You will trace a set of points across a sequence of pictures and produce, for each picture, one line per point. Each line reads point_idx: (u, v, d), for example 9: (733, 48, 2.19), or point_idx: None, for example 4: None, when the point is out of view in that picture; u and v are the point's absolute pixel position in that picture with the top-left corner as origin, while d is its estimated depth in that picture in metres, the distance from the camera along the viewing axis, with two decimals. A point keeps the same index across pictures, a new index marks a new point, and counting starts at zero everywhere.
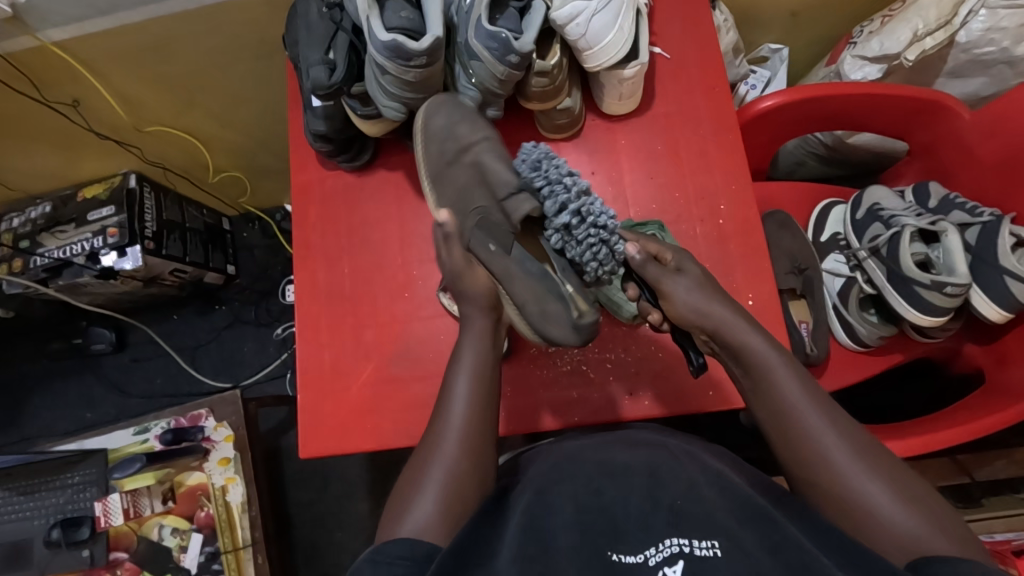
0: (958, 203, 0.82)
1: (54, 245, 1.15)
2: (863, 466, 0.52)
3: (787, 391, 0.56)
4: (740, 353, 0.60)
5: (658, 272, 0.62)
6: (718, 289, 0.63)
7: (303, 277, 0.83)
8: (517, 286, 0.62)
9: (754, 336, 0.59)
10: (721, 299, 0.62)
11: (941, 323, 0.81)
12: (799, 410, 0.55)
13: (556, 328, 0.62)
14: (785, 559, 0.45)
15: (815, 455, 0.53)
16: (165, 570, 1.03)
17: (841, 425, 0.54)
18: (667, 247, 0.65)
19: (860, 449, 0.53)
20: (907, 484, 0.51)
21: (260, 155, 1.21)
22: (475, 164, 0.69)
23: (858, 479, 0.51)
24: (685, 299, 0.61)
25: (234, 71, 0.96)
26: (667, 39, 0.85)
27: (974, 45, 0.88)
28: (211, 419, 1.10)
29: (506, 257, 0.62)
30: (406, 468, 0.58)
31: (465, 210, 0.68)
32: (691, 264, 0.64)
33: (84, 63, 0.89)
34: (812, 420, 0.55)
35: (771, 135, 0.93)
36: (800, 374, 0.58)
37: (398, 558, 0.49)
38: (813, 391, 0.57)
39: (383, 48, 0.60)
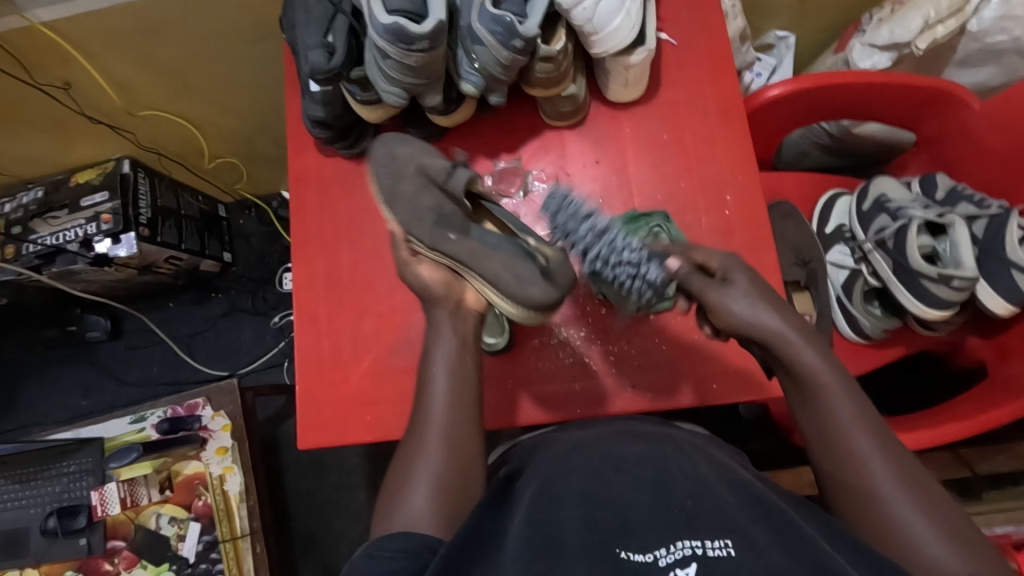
0: (965, 195, 0.82)
1: (47, 231, 1.13)
2: (905, 492, 0.50)
3: (835, 407, 0.54)
4: (790, 366, 0.56)
5: (702, 284, 0.60)
6: (773, 297, 0.58)
7: (301, 267, 0.82)
8: (484, 262, 0.61)
9: (807, 351, 0.55)
10: (774, 308, 0.57)
11: (946, 317, 0.80)
12: (847, 431, 0.53)
13: (536, 286, 0.60)
14: (807, 562, 0.44)
15: (855, 474, 0.52)
16: (162, 559, 1.03)
17: (885, 448, 0.52)
18: (716, 253, 0.61)
19: (903, 475, 0.51)
20: (948, 513, 0.49)
21: (257, 141, 1.19)
22: (417, 164, 0.67)
23: (901, 511, 0.49)
24: (733, 313, 0.57)
25: (230, 54, 0.93)
26: (673, 25, 0.83)
27: (986, 34, 0.87)
28: (207, 409, 1.09)
29: (469, 240, 0.62)
30: (399, 453, 0.58)
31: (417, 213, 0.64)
32: (739, 275, 0.59)
33: (75, 45, 0.87)
34: (858, 441, 0.53)
35: (777, 124, 0.92)
36: (855, 393, 0.54)
37: (395, 555, 0.49)
38: (863, 410, 0.54)
39: (383, 32, 0.58)
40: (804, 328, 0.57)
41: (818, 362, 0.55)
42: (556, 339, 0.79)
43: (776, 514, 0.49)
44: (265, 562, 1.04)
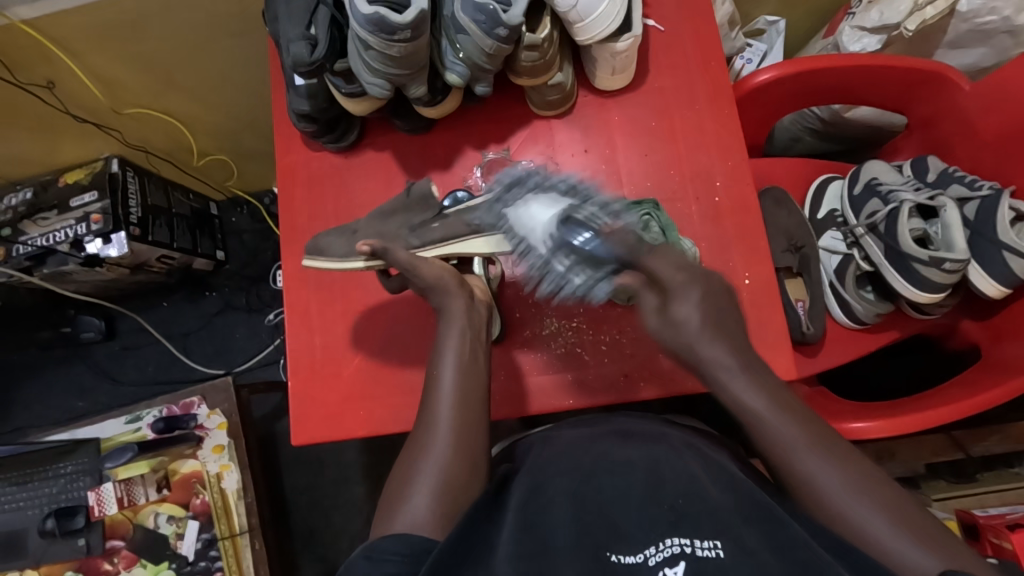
0: (957, 176, 0.81)
1: (37, 232, 1.12)
2: (860, 495, 0.50)
3: (775, 429, 0.52)
4: (722, 397, 0.55)
5: (650, 306, 0.55)
6: (718, 322, 0.54)
7: (291, 263, 0.82)
8: (480, 214, 0.69)
9: (740, 384, 0.53)
10: (715, 338, 0.53)
11: (938, 300, 0.80)
12: (794, 453, 0.52)
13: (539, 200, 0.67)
14: (794, 561, 0.44)
15: (810, 488, 0.51)
16: (161, 558, 1.03)
17: (835, 454, 0.51)
18: (665, 263, 0.54)
19: (857, 477, 0.50)
20: (899, 506, 0.49)
21: (245, 137, 1.19)
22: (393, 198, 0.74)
23: (862, 516, 0.49)
24: (688, 329, 0.53)
25: (215, 49, 0.92)
26: (661, 11, 0.82)
27: (975, 14, 0.86)
28: (203, 407, 1.08)
29: (454, 217, 0.70)
30: (401, 455, 0.58)
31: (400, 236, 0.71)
32: (684, 296, 0.53)
33: (57, 44, 0.86)
34: (809, 461, 0.51)
35: (768, 109, 0.91)
36: (795, 411, 0.53)
37: (394, 556, 0.48)
38: (804, 424, 0.52)
39: (365, 23, 0.58)
40: (739, 352, 0.54)
41: (756, 395, 0.53)
42: (548, 330, 0.79)
43: (771, 511, 0.49)
44: (264, 558, 1.04)
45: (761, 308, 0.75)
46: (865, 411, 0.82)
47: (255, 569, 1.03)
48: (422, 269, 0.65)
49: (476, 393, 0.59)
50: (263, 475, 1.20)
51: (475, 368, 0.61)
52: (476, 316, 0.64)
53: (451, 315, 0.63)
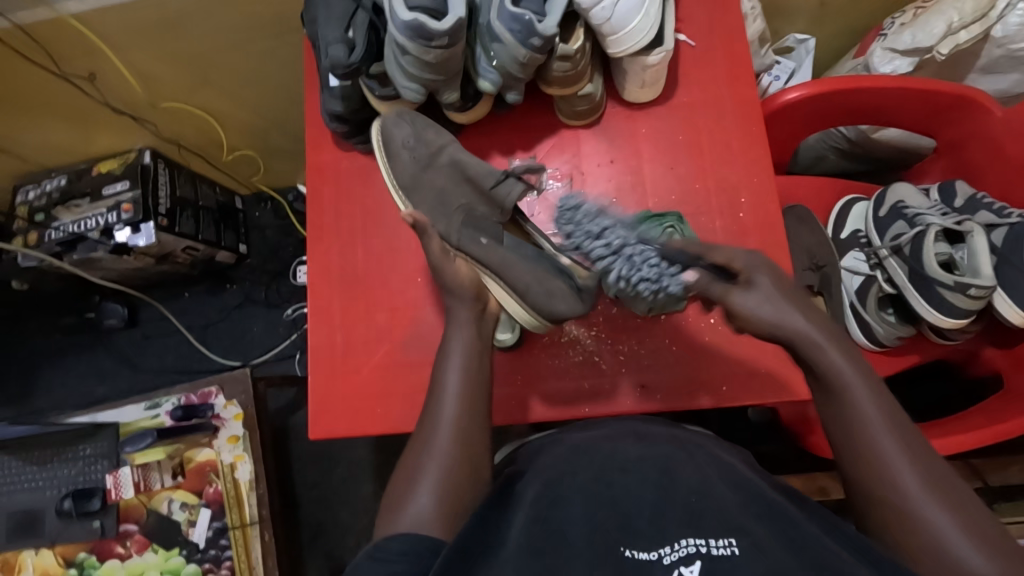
0: (985, 203, 0.81)
1: (69, 219, 1.15)
2: (934, 499, 0.49)
3: (857, 397, 0.54)
4: (812, 364, 0.56)
5: (724, 288, 0.59)
6: (797, 297, 0.58)
7: (316, 260, 0.83)
8: (514, 271, 0.66)
9: (834, 354, 0.56)
10: (803, 313, 0.57)
11: (962, 325, 0.79)
12: (873, 434, 0.53)
13: (564, 303, 0.67)
14: (808, 559, 0.44)
15: (879, 475, 0.51)
16: (173, 544, 1.04)
17: (916, 452, 0.51)
18: (736, 252, 0.58)
19: (931, 473, 0.50)
20: (971, 507, 0.48)
21: (275, 134, 1.21)
22: (452, 161, 0.72)
23: (927, 516, 0.48)
24: (757, 311, 0.57)
25: (251, 48, 0.95)
26: (692, 26, 0.83)
27: (1011, 40, 0.85)
28: (221, 397, 1.10)
29: (500, 247, 0.68)
30: (407, 452, 0.58)
31: (448, 210, 0.71)
32: (762, 276, 0.58)
33: (101, 37, 0.88)
34: (884, 445, 0.52)
35: (796, 127, 0.91)
36: (883, 395, 0.54)
37: (398, 555, 0.49)
38: (890, 409, 0.54)
39: (404, 28, 0.59)
40: (831, 329, 0.57)
41: (858, 371, 0.55)
42: (566, 337, 0.79)
43: (783, 514, 0.49)
44: (273, 550, 1.05)
45: None
46: None
47: (263, 561, 1.04)
48: (447, 271, 0.64)
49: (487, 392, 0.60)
50: (275, 467, 1.21)
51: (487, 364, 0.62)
52: (484, 313, 0.65)
53: (456, 306, 0.65)
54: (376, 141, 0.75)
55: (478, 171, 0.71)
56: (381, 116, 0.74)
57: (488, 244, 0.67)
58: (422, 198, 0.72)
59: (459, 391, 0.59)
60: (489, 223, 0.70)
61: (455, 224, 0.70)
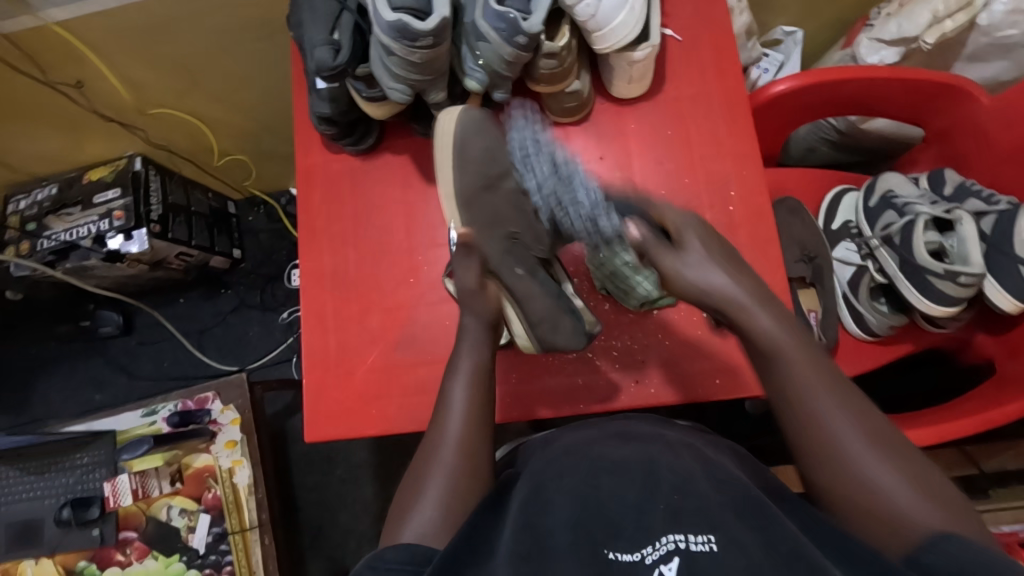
0: (973, 191, 0.81)
1: (61, 227, 1.14)
2: (868, 445, 0.50)
3: (793, 359, 0.55)
4: (746, 331, 0.58)
5: (665, 254, 0.60)
6: (737, 261, 0.62)
7: (308, 263, 0.83)
8: (535, 303, 0.65)
9: (761, 317, 0.57)
10: (725, 269, 0.59)
11: (953, 313, 0.80)
12: (810, 393, 0.54)
13: (562, 336, 0.67)
14: (781, 554, 0.45)
15: (822, 437, 0.52)
16: (173, 551, 1.04)
17: (858, 411, 0.52)
18: (675, 216, 0.62)
19: (873, 430, 0.51)
20: (911, 461, 0.50)
21: (265, 137, 1.21)
22: (514, 189, 0.67)
23: (866, 464, 0.50)
24: (691, 275, 0.59)
25: (240, 52, 0.95)
26: (678, 21, 0.83)
27: (996, 28, 0.86)
28: (218, 402, 1.09)
29: (534, 280, 0.66)
30: (410, 469, 0.59)
31: (496, 228, 0.65)
32: (693, 235, 0.60)
33: (88, 45, 0.88)
34: (822, 402, 0.53)
35: (784, 119, 0.91)
36: (810, 353, 0.56)
37: (399, 564, 0.49)
38: (822, 367, 0.55)
39: (388, 29, 0.59)
40: (756, 287, 0.60)
41: (791, 338, 0.57)
42: None
43: (760, 510, 0.50)
44: (273, 554, 1.05)
45: None
46: None
47: (263, 565, 1.04)
48: (474, 297, 0.65)
49: (476, 402, 0.61)
50: (273, 471, 1.21)
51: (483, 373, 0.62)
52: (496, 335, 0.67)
53: (467, 322, 0.66)
54: (444, 137, 0.68)
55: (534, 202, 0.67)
56: (455, 110, 0.69)
57: (525, 275, 0.65)
58: (472, 211, 0.66)
59: (462, 405, 0.60)
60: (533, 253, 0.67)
61: (499, 248, 0.65)
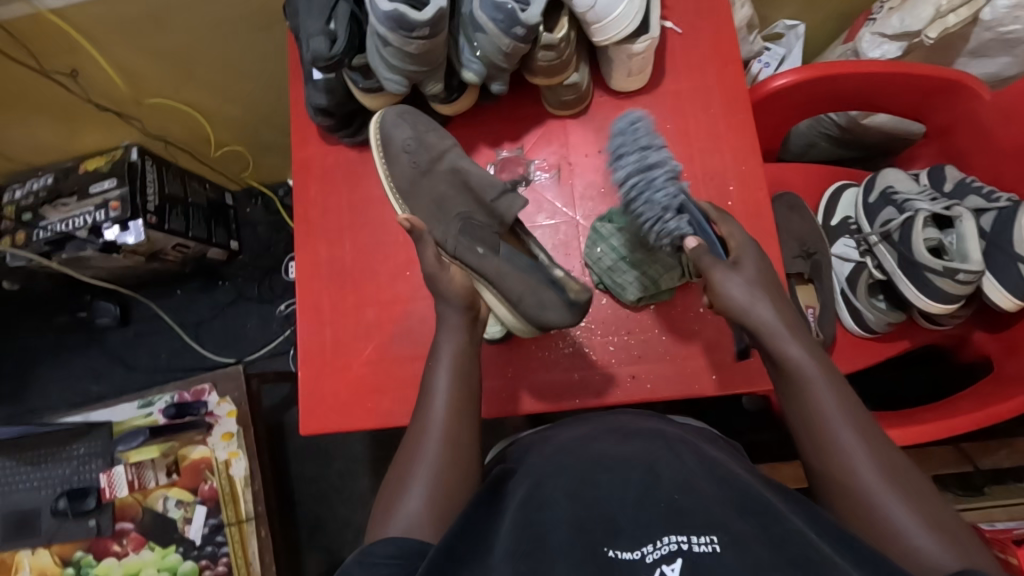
0: (974, 187, 0.80)
1: (57, 217, 1.14)
2: (888, 480, 0.51)
3: (825, 405, 0.55)
4: (775, 354, 0.58)
5: (714, 263, 0.59)
6: (771, 288, 0.59)
7: (304, 255, 0.82)
8: (509, 281, 0.67)
9: (792, 346, 0.57)
10: (767, 297, 0.58)
11: (951, 310, 0.79)
12: (831, 421, 0.54)
13: (553, 312, 0.66)
14: (788, 554, 0.44)
15: (853, 485, 0.52)
16: (169, 542, 1.04)
17: (895, 467, 0.52)
18: (736, 236, 0.62)
19: (910, 488, 0.51)
20: (945, 517, 0.50)
21: (262, 129, 1.20)
22: (452, 169, 0.71)
23: (884, 500, 0.50)
24: (733, 294, 0.58)
25: (236, 41, 0.94)
26: (679, 13, 0.82)
27: (999, 23, 0.85)
28: (214, 394, 1.10)
29: (497, 256, 0.68)
30: (394, 466, 0.58)
31: (447, 218, 0.71)
32: (750, 259, 0.60)
33: (83, 33, 0.87)
34: (843, 431, 0.54)
35: (784, 114, 0.91)
36: (836, 382, 0.56)
37: (386, 558, 0.49)
38: (847, 398, 0.55)
39: (385, 19, 0.58)
40: (790, 319, 0.58)
41: (828, 387, 0.56)
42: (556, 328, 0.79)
43: (762, 509, 0.50)
44: (270, 546, 1.06)
45: None
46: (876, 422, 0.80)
47: (260, 557, 1.04)
48: (441, 279, 0.62)
49: (463, 388, 0.60)
50: (270, 464, 1.21)
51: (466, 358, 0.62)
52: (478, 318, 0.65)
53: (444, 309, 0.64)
54: (375, 142, 0.73)
55: (479, 180, 0.70)
56: (379, 116, 0.73)
57: (485, 255, 0.68)
58: (419, 203, 0.72)
59: (449, 396, 0.60)
60: (487, 230, 0.69)
61: (451, 232, 0.70)
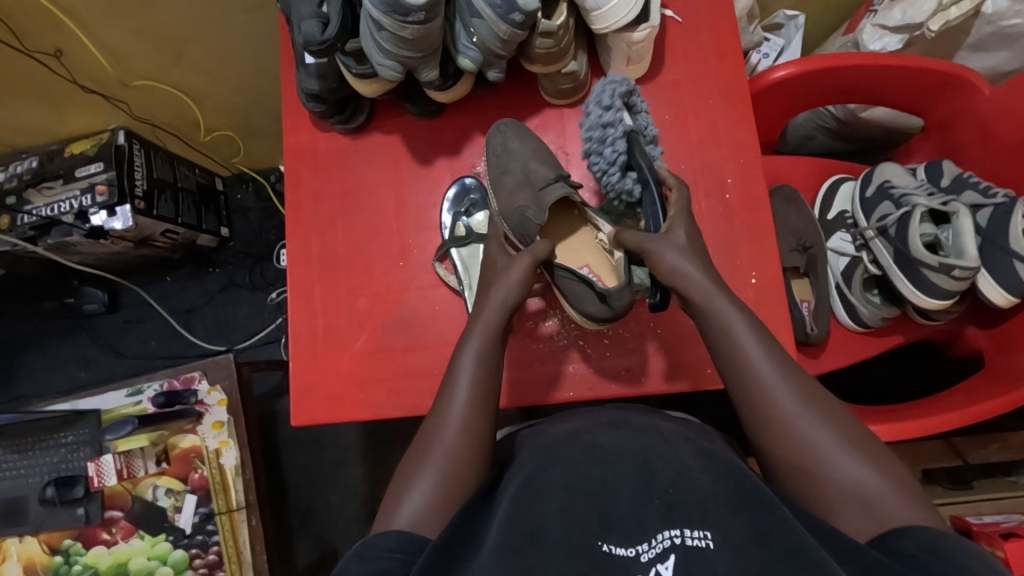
0: (971, 182, 0.80)
1: (42, 202, 1.11)
2: (817, 423, 0.53)
3: (764, 374, 0.55)
4: (700, 308, 0.60)
5: (645, 236, 0.62)
6: (702, 251, 0.62)
7: (295, 244, 0.81)
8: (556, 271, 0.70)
9: (720, 299, 0.59)
10: (696, 259, 0.61)
11: (946, 306, 0.80)
12: (758, 370, 0.56)
13: (591, 304, 0.67)
14: (778, 550, 0.44)
15: (801, 450, 0.53)
16: (159, 530, 1.04)
17: (834, 419, 0.53)
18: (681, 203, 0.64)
19: (851, 435, 0.52)
20: (883, 456, 0.51)
21: (253, 113, 1.17)
22: (524, 170, 0.74)
23: (819, 446, 0.52)
24: (669, 259, 0.60)
25: (226, 23, 0.91)
26: (680, 2, 0.80)
27: (1000, 17, 0.84)
28: (204, 383, 1.08)
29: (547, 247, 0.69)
30: (403, 460, 0.57)
31: (511, 210, 0.73)
32: (681, 228, 0.62)
33: (67, 13, 0.85)
34: (768, 377, 0.55)
35: (783, 107, 0.90)
36: (759, 330, 0.58)
37: (385, 551, 0.49)
38: (770, 345, 0.57)
39: (379, 3, 0.56)
40: (714, 273, 0.61)
41: (762, 350, 0.56)
42: (552, 321, 0.78)
43: (760, 500, 0.48)
44: (261, 535, 1.06)
45: (766, 307, 0.75)
46: (868, 416, 0.81)
47: (250, 545, 1.04)
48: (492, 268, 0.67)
49: (480, 385, 0.59)
50: (261, 452, 1.21)
51: (485, 359, 0.61)
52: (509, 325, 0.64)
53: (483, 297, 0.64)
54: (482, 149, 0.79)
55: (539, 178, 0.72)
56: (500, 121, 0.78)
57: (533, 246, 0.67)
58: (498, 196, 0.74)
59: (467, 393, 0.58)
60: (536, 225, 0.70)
61: (513, 224, 0.72)
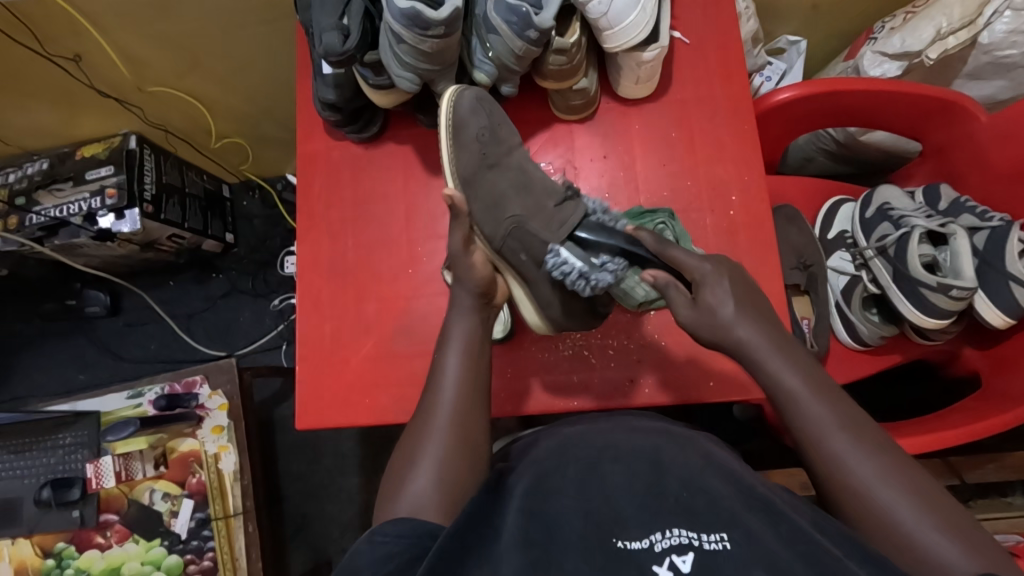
0: (968, 206, 0.82)
1: (51, 203, 1.12)
2: (895, 489, 0.49)
3: (835, 446, 0.52)
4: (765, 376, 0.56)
5: (679, 296, 0.61)
6: (754, 308, 0.58)
7: (306, 248, 0.82)
8: (540, 289, 0.69)
9: (780, 364, 0.55)
10: (750, 322, 0.57)
11: (943, 326, 0.81)
12: (827, 435, 0.52)
13: (578, 320, 0.72)
14: (799, 551, 0.45)
15: (882, 526, 0.49)
16: (154, 535, 1.03)
17: (921, 495, 0.48)
18: (692, 258, 0.60)
19: (936, 509, 0.48)
20: (974, 534, 0.47)
21: (264, 122, 1.19)
22: (518, 169, 0.71)
23: (897, 513, 0.48)
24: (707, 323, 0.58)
25: (243, 33, 0.93)
26: (687, 24, 0.83)
27: (996, 47, 0.87)
28: (206, 387, 1.08)
29: (535, 268, 0.69)
30: (404, 437, 0.57)
31: (499, 217, 0.68)
32: (714, 291, 0.58)
33: (90, 19, 0.87)
34: (840, 444, 0.52)
35: (785, 128, 0.92)
36: (822, 387, 0.55)
37: (396, 536, 0.48)
38: (837, 405, 0.53)
39: (400, 16, 0.59)
40: (776, 335, 0.57)
41: (835, 414, 0.53)
42: (556, 331, 0.80)
43: (770, 506, 0.50)
44: (257, 541, 1.05)
45: None
46: None
47: (246, 552, 1.04)
48: (462, 263, 0.64)
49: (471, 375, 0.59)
50: (259, 459, 1.20)
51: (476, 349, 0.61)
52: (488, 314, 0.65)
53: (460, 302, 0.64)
54: (446, 117, 0.68)
55: (540, 188, 0.70)
56: (453, 91, 0.69)
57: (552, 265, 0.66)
58: (481, 190, 0.68)
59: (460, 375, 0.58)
60: (540, 240, 0.67)
61: (502, 231, 0.68)
